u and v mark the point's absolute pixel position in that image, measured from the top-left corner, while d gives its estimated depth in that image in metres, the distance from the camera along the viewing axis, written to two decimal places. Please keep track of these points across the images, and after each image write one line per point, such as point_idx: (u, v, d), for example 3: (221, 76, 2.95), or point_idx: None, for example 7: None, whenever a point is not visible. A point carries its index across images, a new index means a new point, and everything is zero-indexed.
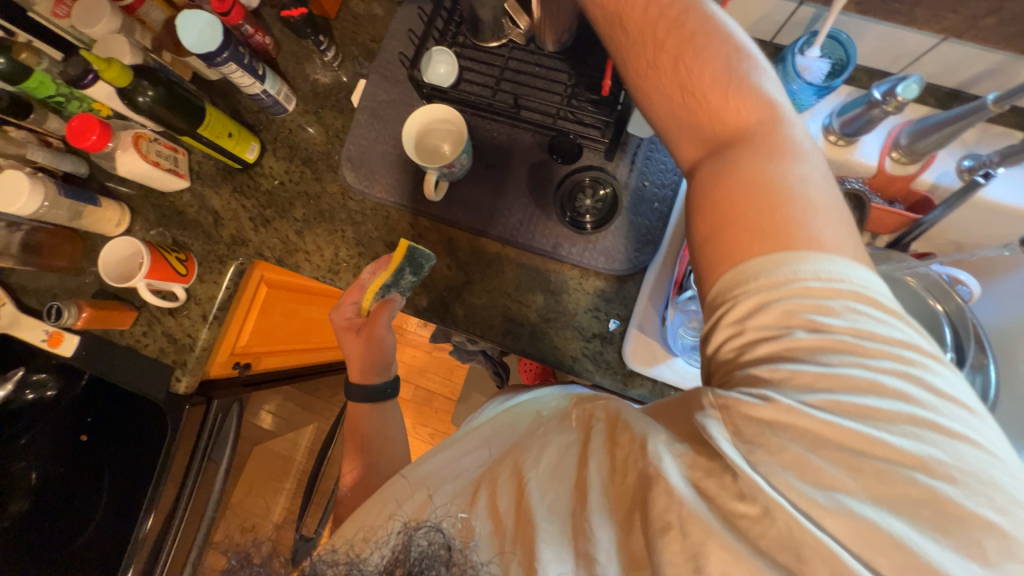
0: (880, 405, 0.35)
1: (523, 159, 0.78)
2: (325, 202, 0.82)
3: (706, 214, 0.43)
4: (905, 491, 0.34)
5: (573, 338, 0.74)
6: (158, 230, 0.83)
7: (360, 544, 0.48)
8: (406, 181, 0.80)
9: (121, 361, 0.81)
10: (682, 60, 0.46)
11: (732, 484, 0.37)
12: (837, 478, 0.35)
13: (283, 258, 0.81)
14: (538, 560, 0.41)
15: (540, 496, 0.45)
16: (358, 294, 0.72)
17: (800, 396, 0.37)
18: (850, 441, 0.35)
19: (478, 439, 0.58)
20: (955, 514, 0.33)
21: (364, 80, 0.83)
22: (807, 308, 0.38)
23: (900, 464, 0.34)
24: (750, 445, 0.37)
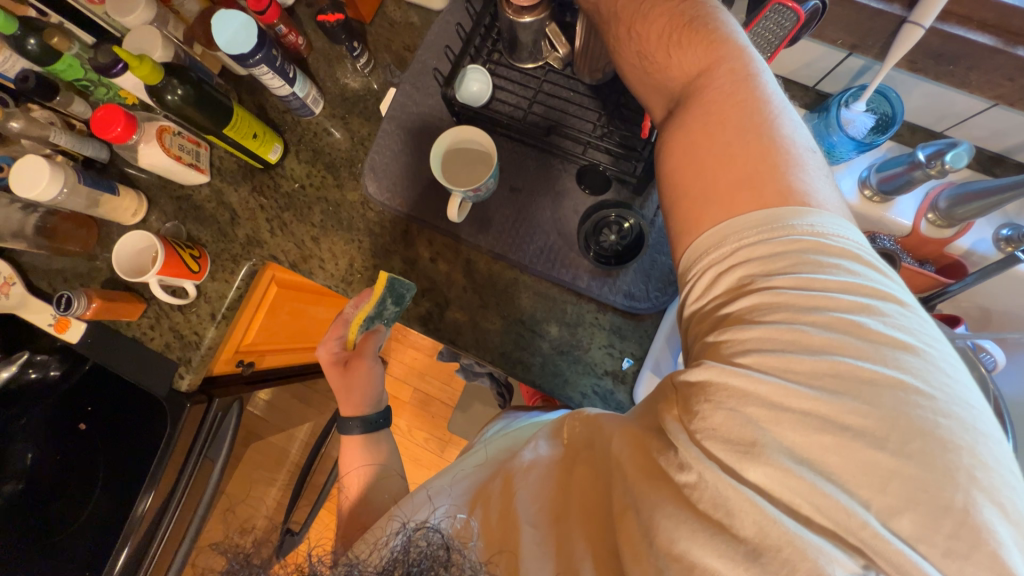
0: (807, 357, 0.37)
1: (550, 185, 0.77)
2: (345, 211, 0.81)
3: (668, 191, 0.49)
4: (852, 453, 0.34)
5: (584, 373, 0.73)
6: (173, 223, 0.82)
7: (359, 549, 0.47)
8: (428, 197, 0.79)
9: (126, 351, 0.81)
10: (646, 47, 0.52)
11: (673, 456, 0.39)
12: (760, 437, 0.36)
13: (297, 263, 0.80)
14: (521, 560, 0.42)
15: (528, 503, 0.46)
16: (343, 328, 0.75)
17: (735, 358, 0.39)
18: (772, 398, 0.36)
19: (477, 455, 0.57)
20: (863, 458, 0.34)
21: (394, 89, 0.81)
22: (745, 271, 0.41)
23: (836, 421, 0.35)
24: (697, 413, 0.39)
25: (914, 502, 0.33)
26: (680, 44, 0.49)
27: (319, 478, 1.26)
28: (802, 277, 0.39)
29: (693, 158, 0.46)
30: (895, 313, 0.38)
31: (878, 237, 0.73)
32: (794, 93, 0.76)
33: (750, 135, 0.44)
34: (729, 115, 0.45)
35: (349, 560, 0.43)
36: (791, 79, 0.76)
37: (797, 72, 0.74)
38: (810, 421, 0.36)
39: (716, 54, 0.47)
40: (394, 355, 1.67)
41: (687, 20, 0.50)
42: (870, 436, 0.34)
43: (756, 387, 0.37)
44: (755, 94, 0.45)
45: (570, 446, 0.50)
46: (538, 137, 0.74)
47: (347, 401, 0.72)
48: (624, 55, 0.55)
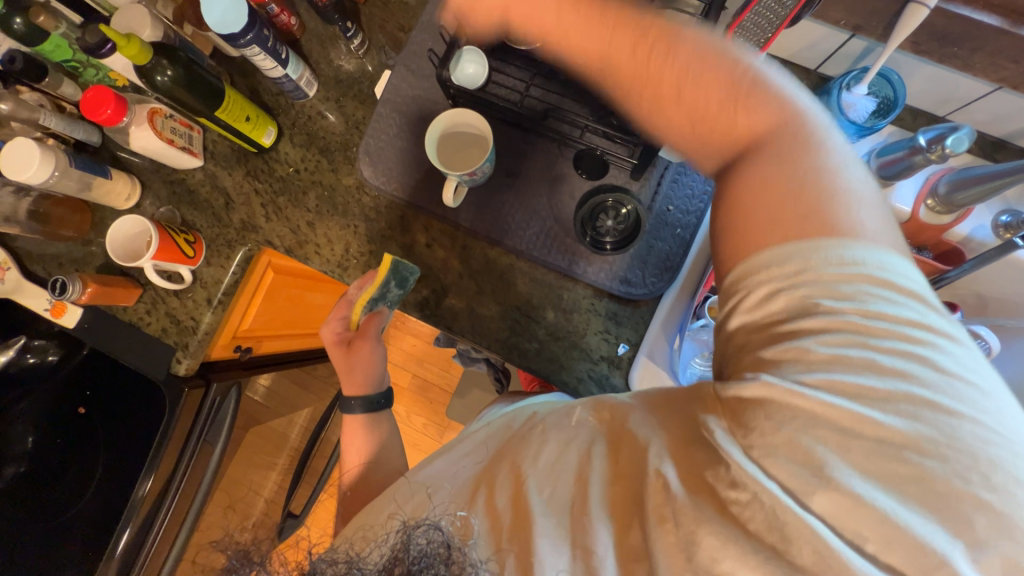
0: (877, 384, 0.37)
1: (547, 170, 0.76)
2: (340, 195, 0.80)
3: (731, 231, 0.45)
4: (928, 484, 0.34)
5: (580, 359, 0.73)
6: (168, 208, 0.82)
7: (359, 543, 0.48)
8: (424, 182, 0.78)
9: (123, 336, 0.81)
10: (655, 59, 0.46)
11: (724, 472, 0.39)
12: (813, 451, 0.37)
13: (293, 248, 0.80)
14: (534, 556, 0.41)
15: (535, 493, 0.45)
16: (346, 309, 0.75)
17: (798, 377, 0.39)
18: (840, 420, 0.37)
19: (483, 434, 0.57)
20: (941, 492, 0.34)
21: (389, 70, 0.80)
22: (814, 293, 0.40)
23: (909, 450, 0.35)
24: (745, 431, 0.39)
25: (989, 538, 0.33)
26: (708, 94, 0.45)
27: (319, 463, 1.28)
28: (872, 307, 0.39)
29: (753, 207, 0.43)
30: (961, 353, 0.38)
31: None
32: (795, 75, 0.75)
33: (813, 164, 0.42)
34: (783, 159, 0.42)
35: (349, 557, 0.45)
36: (791, 62, 0.75)
37: (798, 55, 0.73)
38: (868, 445, 0.36)
39: (753, 93, 0.44)
40: (392, 342, 1.67)
41: (710, 62, 0.45)
42: (946, 467, 0.34)
43: (813, 405, 0.37)
44: (802, 127, 0.44)
45: (584, 435, 0.49)
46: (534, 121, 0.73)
47: (351, 379, 0.72)
48: (636, 105, 0.49)
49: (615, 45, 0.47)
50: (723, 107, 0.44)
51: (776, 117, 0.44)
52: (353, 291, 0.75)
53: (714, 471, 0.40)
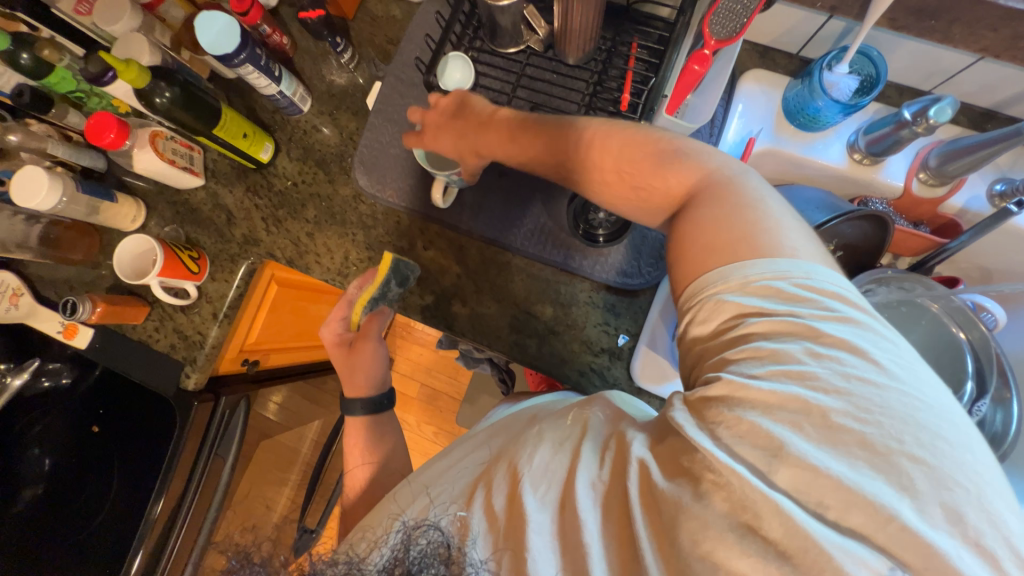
0: (820, 370, 0.39)
1: None
2: (337, 204, 0.82)
3: (682, 269, 0.48)
4: (876, 456, 0.36)
5: (581, 352, 0.73)
6: (172, 227, 0.84)
7: (361, 544, 0.48)
8: (419, 187, 0.79)
9: (133, 355, 0.82)
10: (603, 151, 0.54)
11: (698, 458, 0.40)
12: (771, 433, 0.38)
13: (294, 259, 0.82)
14: (528, 557, 0.41)
15: (531, 492, 0.44)
16: (346, 310, 0.76)
17: (748, 371, 0.40)
18: (789, 407, 0.38)
19: (483, 440, 0.56)
20: (889, 461, 0.36)
21: (380, 82, 0.82)
22: (753, 302, 0.42)
23: (854, 426, 0.37)
24: (711, 425, 0.40)
25: (942, 497, 0.35)
26: (642, 164, 0.52)
27: (331, 476, 1.28)
28: (802, 300, 0.41)
29: (685, 255, 0.48)
30: (886, 332, 0.41)
31: (870, 200, 0.72)
32: (778, 60, 0.76)
33: (741, 205, 0.46)
34: (707, 208, 0.47)
35: (349, 560, 0.45)
36: (772, 48, 0.76)
37: (778, 40, 0.74)
38: (820, 428, 0.37)
39: (673, 160, 0.51)
40: (400, 351, 1.68)
41: (638, 140, 0.53)
42: (889, 438, 0.36)
43: (765, 395, 0.39)
44: (728, 179, 0.49)
45: (579, 432, 0.48)
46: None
47: (356, 382, 0.73)
48: (581, 180, 0.57)
49: (566, 135, 0.58)
50: (658, 171, 0.51)
51: (704, 173, 0.50)
52: (352, 291, 0.76)
53: (690, 455, 0.41)
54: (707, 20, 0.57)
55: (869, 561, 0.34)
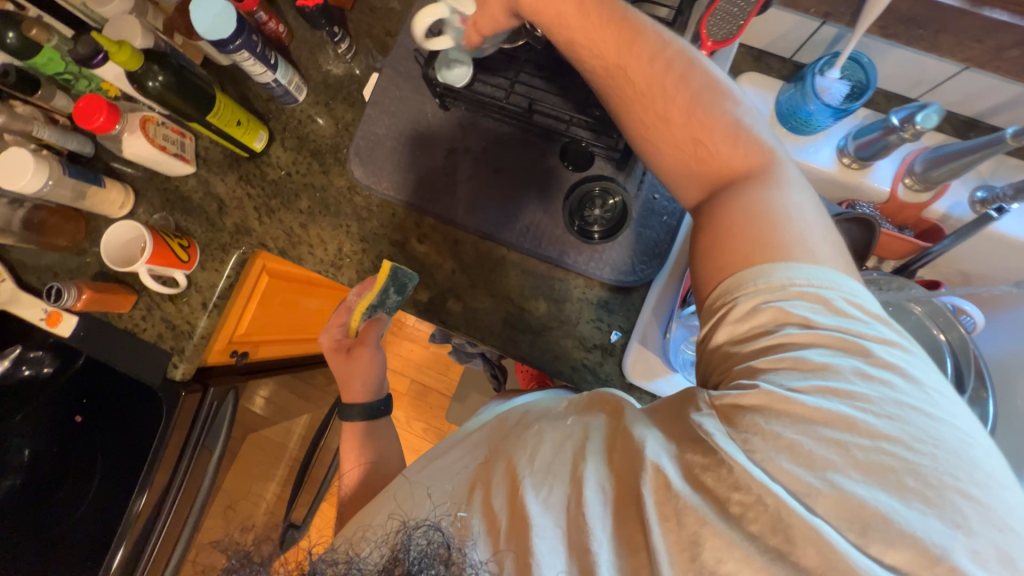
0: (866, 390, 0.40)
1: (534, 164, 0.77)
2: (332, 195, 0.81)
3: (720, 240, 0.47)
4: (919, 480, 0.37)
5: (574, 348, 0.74)
6: (162, 215, 0.83)
7: (357, 543, 0.48)
8: (415, 180, 0.79)
9: (119, 345, 0.81)
10: (686, 104, 0.50)
11: (726, 475, 0.40)
12: (812, 453, 0.38)
13: (287, 250, 0.81)
14: (533, 560, 0.41)
15: (531, 492, 0.45)
16: (345, 315, 0.77)
17: (791, 383, 0.41)
18: (832, 424, 0.39)
19: (483, 439, 0.54)
20: (930, 487, 0.36)
21: (377, 73, 0.82)
22: (798, 312, 0.43)
23: (898, 449, 0.37)
24: (743, 435, 0.40)
25: (981, 531, 0.35)
26: (711, 127, 0.50)
27: (319, 471, 1.27)
28: (846, 322, 0.42)
29: (732, 239, 0.47)
30: (925, 363, 0.42)
31: (857, 203, 0.74)
32: (772, 64, 0.77)
33: (794, 201, 0.47)
34: (771, 195, 0.47)
35: (348, 558, 0.45)
36: (767, 52, 0.77)
37: (772, 44, 0.76)
38: (867, 447, 0.38)
39: (742, 133, 0.50)
40: (391, 344, 1.67)
41: (712, 99, 0.50)
42: (932, 465, 0.37)
43: (811, 411, 0.39)
44: (786, 176, 0.49)
45: (581, 432, 0.48)
46: (520, 115, 0.73)
47: (353, 388, 0.73)
48: (638, 116, 0.53)
49: (638, 58, 0.51)
50: (728, 141, 0.49)
51: (767, 159, 0.50)
52: (352, 298, 0.76)
53: (714, 473, 0.40)
54: (705, 22, 0.58)
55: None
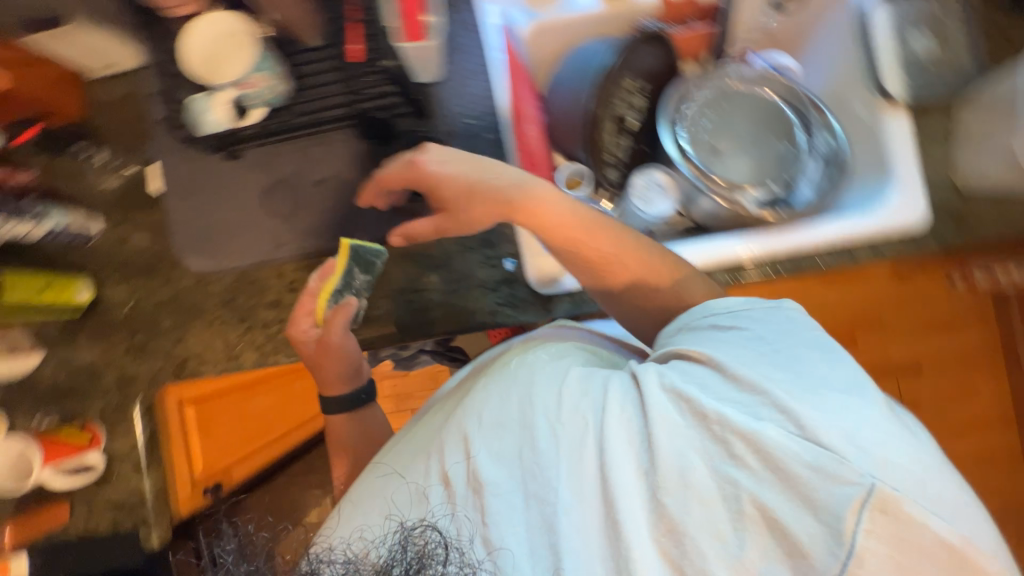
0: (792, 349, 0.51)
1: (348, 159, 0.75)
2: (188, 299, 0.77)
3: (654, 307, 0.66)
4: (837, 395, 0.46)
5: (482, 295, 0.74)
6: (40, 413, 0.77)
7: (352, 537, 0.52)
8: (253, 239, 0.76)
9: (79, 552, 0.77)
10: (601, 252, 0.64)
11: (693, 406, 0.47)
12: (753, 380, 0.47)
13: (178, 374, 0.77)
14: (491, 515, 0.49)
15: (495, 459, 0.51)
16: (310, 303, 0.71)
17: (729, 349, 0.52)
18: (759, 357, 0.50)
19: (444, 408, 0.61)
20: (844, 400, 0.45)
21: (156, 163, 0.77)
22: (737, 328, 0.55)
23: (828, 384, 0.47)
24: (698, 380, 0.49)
25: (882, 435, 0.43)
26: (624, 265, 0.65)
27: None
28: (767, 316, 0.55)
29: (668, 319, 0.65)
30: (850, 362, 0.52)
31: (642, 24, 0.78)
32: None
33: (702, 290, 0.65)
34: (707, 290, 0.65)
35: (346, 557, 0.48)
36: None
37: None
38: (788, 374, 0.48)
39: (675, 263, 0.66)
40: None
41: (605, 225, 0.65)
42: (849, 391, 0.46)
43: (728, 355, 0.51)
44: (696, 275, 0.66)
45: (527, 382, 0.53)
46: (311, 125, 0.73)
47: (329, 376, 0.74)
48: (576, 263, 0.65)
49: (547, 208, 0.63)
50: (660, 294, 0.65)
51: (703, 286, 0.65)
52: (313, 283, 0.71)
53: (682, 405, 0.47)
54: None
55: (836, 472, 0.42)
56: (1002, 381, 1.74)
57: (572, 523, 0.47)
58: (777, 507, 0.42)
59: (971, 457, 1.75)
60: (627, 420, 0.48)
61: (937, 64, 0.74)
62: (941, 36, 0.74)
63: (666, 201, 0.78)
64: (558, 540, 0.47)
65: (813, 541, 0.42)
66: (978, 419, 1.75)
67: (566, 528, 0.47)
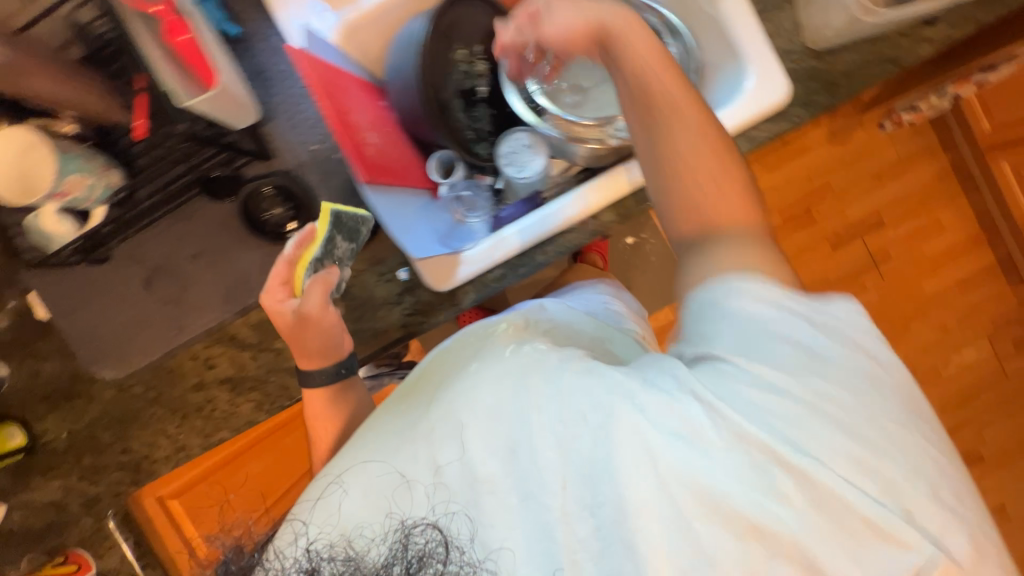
0: (854, 365, 0.47)
1: (211, 223, 0.73)
2: (116, 409, 0.77)
3: (703, 203, 0.54)
4: (886, 424, 0.45)
5: (389, 311, 0.74)
6: (29, 555, 0.80)
7: (351, 533, 0.51)
8: (151, 332, 0.75)
9: None
10: (678, 115, 0.56)
11: (745, 417, 0.45)
12: (812, 395, 0.45)
13: (136, 480, 0.77)
14: (490, 516, 0.49)
15: (488, 458, 0.50)
16: (285, 272, 0.64)
17: (788, 337, 0.47)
18: (825, 352, 0.47)
19: (431, 389, 0.57)
20: (890, 433, 0.45)
21: (31, 290, 0.75)
22: (786, 300, 0.49)
23: (880, 413, 0.46)
24: (748, 369, 0.46)
25: (912, 476, 0.44)
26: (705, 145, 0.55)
27: None
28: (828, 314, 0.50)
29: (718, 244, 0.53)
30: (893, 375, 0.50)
31: None
32: None
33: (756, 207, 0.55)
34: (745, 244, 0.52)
35: (347, 553, 0.49)
36: None
37: None
38: (845, 393, 0.46)
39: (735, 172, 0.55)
40: None
41: (675, 98, 0.56)
42: (896, 422, 0.45)
43: (764, 357, 0.46)
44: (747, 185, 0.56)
45: (544, 380, 0.51)
46: (167, 200, 0.70)
47: (306, 356, 0.65)
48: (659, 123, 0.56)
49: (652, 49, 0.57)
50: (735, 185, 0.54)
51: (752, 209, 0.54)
52: (289, 251, 0.64)
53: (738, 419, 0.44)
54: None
55: (877, 516, 0.43)
56: (963, 204, 1.73)
57: (578, 537, 0.47)
58: (805, 539, 0.43)
59: (955, 286, 1.75)
60: (671, 443, 0.45)
61: None
62: None
63: (538, 159, 0.76)
64: (576, 559, 0.47)
65: (830, 557, 0.43)
66: (951, 248, 1.74)
67: (581, 547, 0.47)
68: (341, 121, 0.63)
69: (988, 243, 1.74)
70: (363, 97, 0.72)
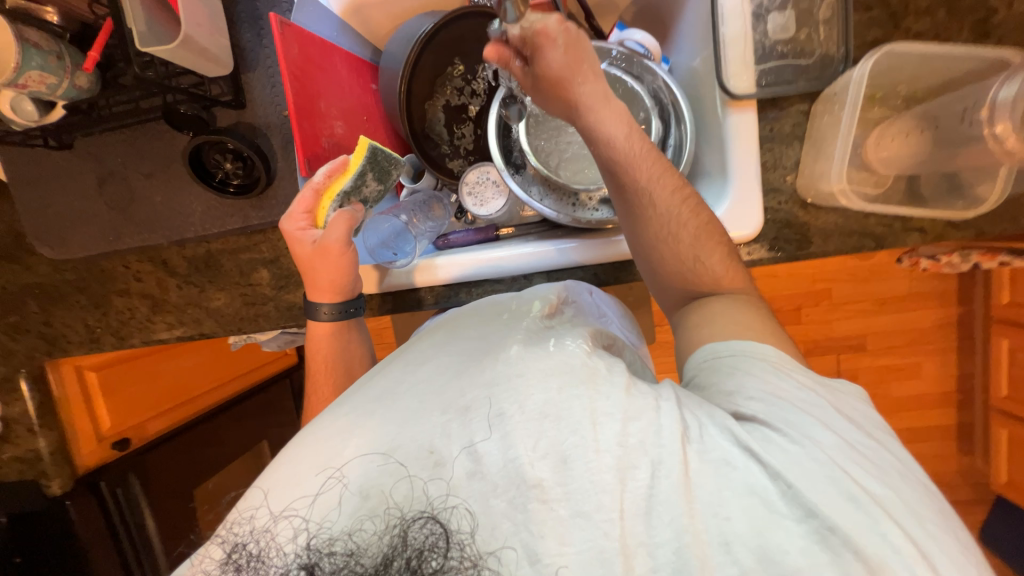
0: (895, 461, 0.41)
1: (170, 154, 0.74)
2: (48, 286, 0.81)
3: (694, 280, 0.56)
4: (953, 535, 0.38)
5: None
6: None
7: (353, 525, 0.38)
8: (91, 230, 0.77)
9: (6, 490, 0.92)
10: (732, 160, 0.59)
11: (835, 489, 0.36)
12: (873, 490, 0.37)
13: (49, 351, 0.83)
14: (558, 530, 0.37)
15: (538, 458, 0.38)
16: (311, 199, 0.62)
17: (831, 426, 0.41)
18: (867, 446, 0.41)
19: (451, 354, 0.48)
20: (959, 545, 0.37)
21: None
22: (809, 384, 0.45)
23: (942, 515, 0.38)
24: (804, 441, 0.39)
25: None
26: None
27: None
28: (843, 405, 0.44)
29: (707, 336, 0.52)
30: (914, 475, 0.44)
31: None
32: None
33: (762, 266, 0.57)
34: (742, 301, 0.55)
35: (349, 545, 0.38)
36: None
37: None
38: (898, 484, 0.39)
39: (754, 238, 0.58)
40: None
41: None
42: (960, 538, 0.37)
43: (810, 439, 0.39)
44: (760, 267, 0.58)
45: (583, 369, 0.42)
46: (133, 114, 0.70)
47: (321, 286, 0.64)
48: None
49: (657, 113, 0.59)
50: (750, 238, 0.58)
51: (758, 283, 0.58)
52: (318, 179, 0.62)
53: (822, 493, 0.36)
54: None
55: None
56: (949, 358, 1.68)
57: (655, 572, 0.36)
58: None
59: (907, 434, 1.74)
60: (765, 512, 0.36)
61: (793, 51, 0.63)
62: (803, 14, 0.62)
63: (501, 199, 0.77)
64: None
65: None
66: (920, 395, 1.70)
67: None
68: (301, 107, 0.62)
69: (956, 406, 1.71)
70: (350, 81, 0.71)
